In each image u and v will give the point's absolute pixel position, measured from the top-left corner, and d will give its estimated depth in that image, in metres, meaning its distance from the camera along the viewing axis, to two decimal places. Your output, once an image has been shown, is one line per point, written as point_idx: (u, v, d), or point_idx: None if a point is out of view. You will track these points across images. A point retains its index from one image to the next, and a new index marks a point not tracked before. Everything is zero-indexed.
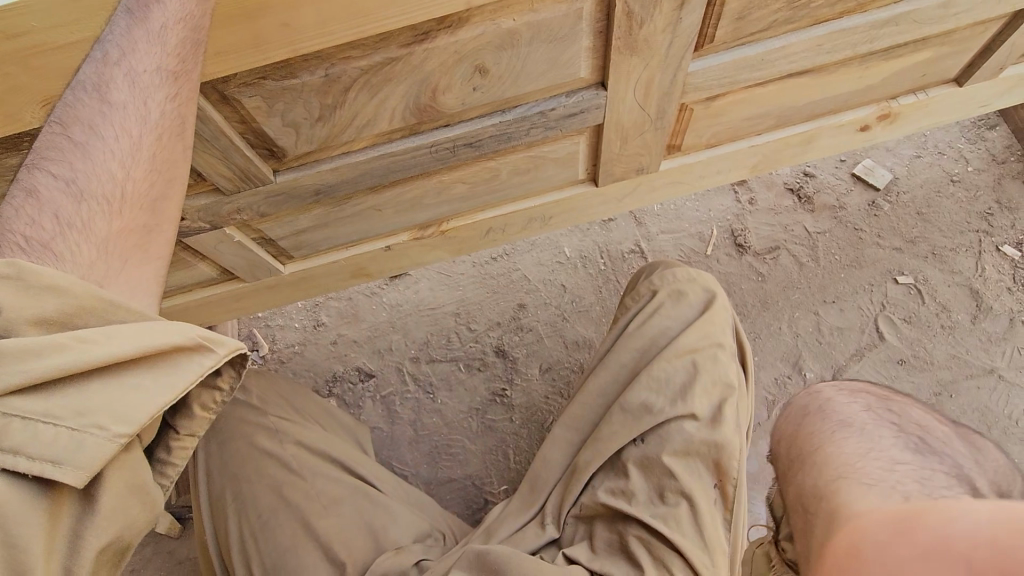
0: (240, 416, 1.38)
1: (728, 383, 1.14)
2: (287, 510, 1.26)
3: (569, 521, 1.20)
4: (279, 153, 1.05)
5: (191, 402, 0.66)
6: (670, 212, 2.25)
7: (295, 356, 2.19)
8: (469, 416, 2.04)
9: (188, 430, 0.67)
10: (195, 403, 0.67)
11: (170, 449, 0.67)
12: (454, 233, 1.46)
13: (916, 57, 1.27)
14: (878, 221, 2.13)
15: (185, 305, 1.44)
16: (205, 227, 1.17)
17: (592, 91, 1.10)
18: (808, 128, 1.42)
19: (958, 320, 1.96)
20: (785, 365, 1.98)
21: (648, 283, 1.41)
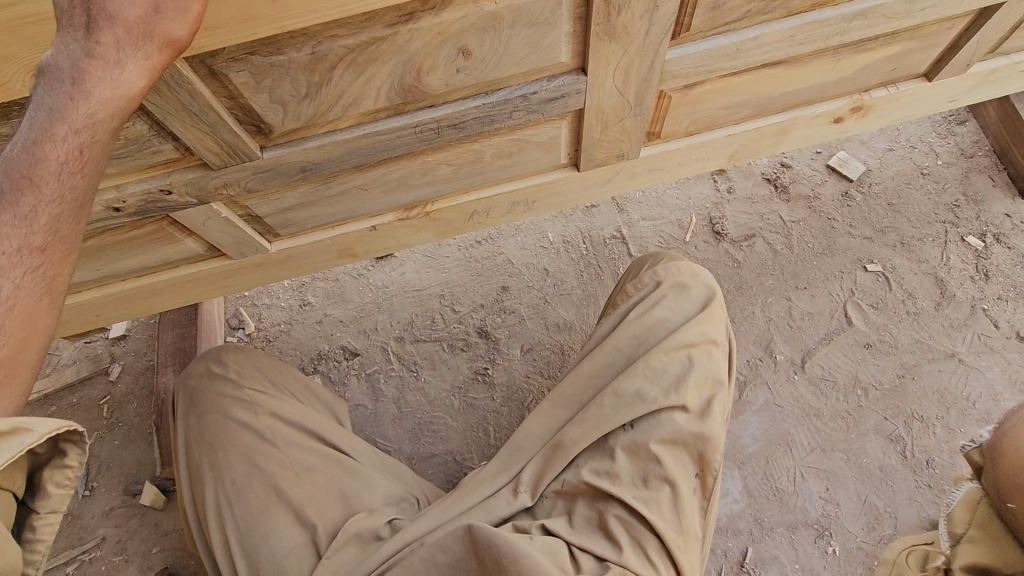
0: (217, 388, 1.41)
1: (718, 379, 1.20)
2: (263, 477, 1.30)
3: (548, 494, 1.24)
4: (266, 130, 1.07)
5: (45, 483, 0.79)
6: (651, 200, 2.31)
7: (280, 335, 2.22)
8: (451, 394, 2.07)
9: (48, 507, 0.80)
10: (50, 482, 0.80)
11: (34, 527, 0.80)
12: (438, 215, 1.49)
13: (885, 51, 1.32)
14: (850, 210, 2.20)
15: (171, 280, 1.47)
16: (192, 202, 1.19)
17: (573, 76, 1.14)
18: (782, 119, 1.47)
19: (923, 306, 2.03)
20: (758, 348, 2.04)
21: (651, 273, 1.42)
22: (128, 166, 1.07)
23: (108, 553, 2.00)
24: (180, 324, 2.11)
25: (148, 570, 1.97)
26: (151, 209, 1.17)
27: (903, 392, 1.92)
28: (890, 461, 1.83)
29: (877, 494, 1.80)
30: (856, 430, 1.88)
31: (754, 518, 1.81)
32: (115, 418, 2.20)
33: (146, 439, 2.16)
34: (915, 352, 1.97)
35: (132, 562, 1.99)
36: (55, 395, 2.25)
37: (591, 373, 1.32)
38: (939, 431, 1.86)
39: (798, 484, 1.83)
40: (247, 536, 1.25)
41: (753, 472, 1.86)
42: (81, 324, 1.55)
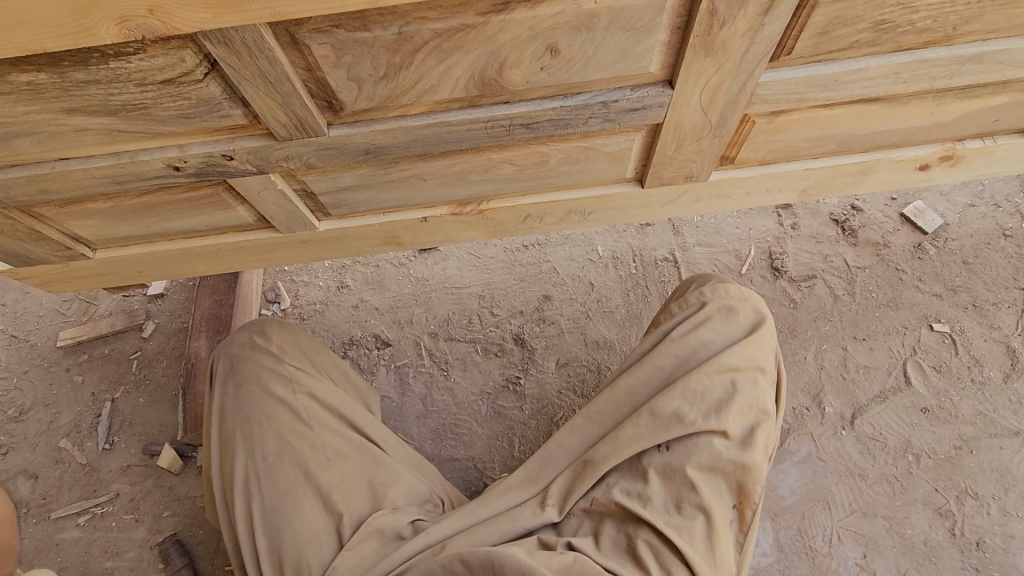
0: (256, 360, 1.38)
1: (764, 408, 1.11)
2: (293, 456, 1.26)
3: (575, 512, 1.17)
4: (337, 107, 1.04)
5: None
6: (709, 226, 2.25)
7: (315, 315, 2.22)
8: (480, 398, 2.03)
9: None
10: None
11: None
12: (492, 215, 1.44)
13: (994, 100, 1.22)
14: (920, 264, 2.10)
15: (217, 246, 1.46)
16: (251, 171, 1.16)
17: (658, 88, 1.08)
18: (868, 160, 1.39)
19: (989, 375, 1.91)
20: (805, 397, 1.95)
21: (697, 293, 1.32)
22: (194, 127, 1.05)
23: (121, 510, 2.00)
24: (219, 291, 2.15)
25: (156, 533, 1.96)
26: (210, 173, 1.15)
27: (956, 464, 1.80)
28: (937, 537, 1.72)
29: (920, 570, 1.69)
30: (901, 497, 1.78)
31: (782, 575, 1.72)
32: (143, 374, 2.22)
33: (171, 400, 2.17)
34: (975, 425, 1.85)
35: (142, 523, 1.98)
36: (90, 344, 2.28)
37: (626, 390, 1.24)
38: (994, 512, 1.73)
39: (834, 547, 1.73)
40: (272, 514, 1.21)
41: (786, 526, 1.77)
42: (126, 276, 1.56)
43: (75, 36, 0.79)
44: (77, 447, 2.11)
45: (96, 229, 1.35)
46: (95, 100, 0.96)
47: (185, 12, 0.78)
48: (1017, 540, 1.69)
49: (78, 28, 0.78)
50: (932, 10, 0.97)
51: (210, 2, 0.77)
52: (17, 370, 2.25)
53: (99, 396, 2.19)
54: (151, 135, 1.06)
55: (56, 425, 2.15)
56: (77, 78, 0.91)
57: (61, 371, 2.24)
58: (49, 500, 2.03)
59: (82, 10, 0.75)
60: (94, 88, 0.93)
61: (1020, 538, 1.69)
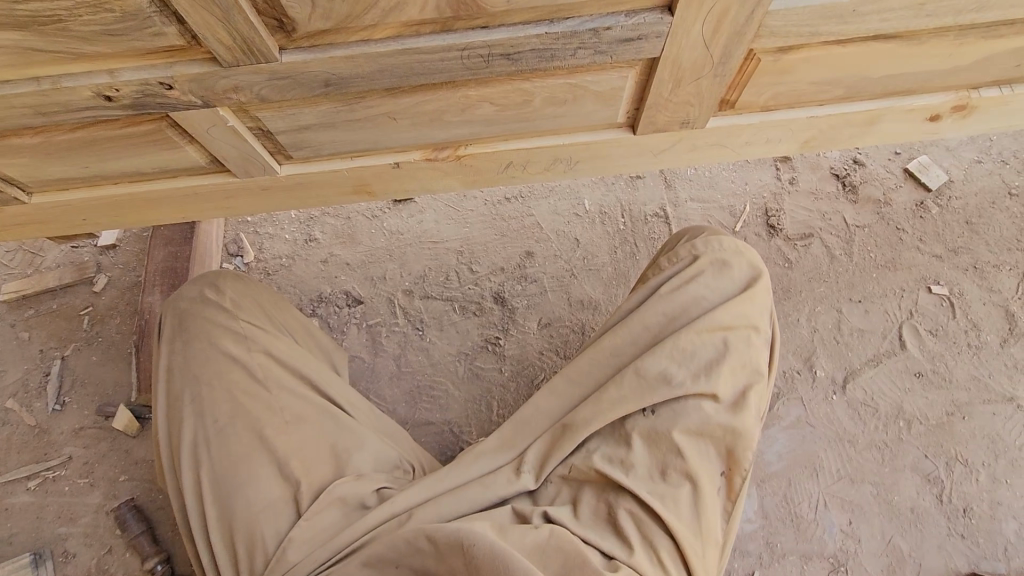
0: (207, 316, 1.27)
1: (756, 369, 1.05)
2: (247, 420, 1.17)
3: (553, 479, 1.11)
4: (289, 27, 0.91)
5: None
6: (704, 180, 2.14)
7: (283, 270, 2.10)
8: (457, 359, 1.95)
9: None
10: None
11: None
12: (471, 161, 1.32)
13: (1021, 40, 1.12)
14: (921, 224, 2.02)
15: (167, 191, 1.32)
16: (195, 104, 1.03)
17: (657, 14, 0.95)
18: (877, 108, 1.28)
19: (986, 341, 1.87)
20: (796, 360, 1.90)
21: (688, 246, 1.22)
22: (122, 47, 0.91)
23: (74, 473, 1.92)
24: (173, 243, 2.03)
25: (112, 498, 1.88)
26: (147, 105, 1.02)
27: (948, 430, 1.78)
28: (924, 504, 1.71)
29: (904, 536, 1.68)
30: (890, 463, 1.76)
31: (766, 541, 1.71)
32: (94, 332, 2.10)
33: (124, 359, 2.06)
34: (969, 390, 1.82)
35: (97, 488, 1.90)
36: (35, 299, 2.15)
37: (611, 350, 1.16)
38: (983, 479, 1.72)
39: (820, 513, 1.71)
40: (223, 481, 1.13)
41: (773, 493, 1.75)
42: (66, 224, 1.42)
43: None
44: (25, 408, 2.01)
45: (24, 170, 1.21)
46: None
47: None
48: (1003, 507, 1.69)
49: None
50: None
51: None
52: None
53: (47, 354, 2.07)
54: (73, 55, 0.92)
55: (3, 385, 2.04)
56: None
57: (5, 327, 2.11)
58: None
59: None
60: None
61: (1007, 505, 1.69)
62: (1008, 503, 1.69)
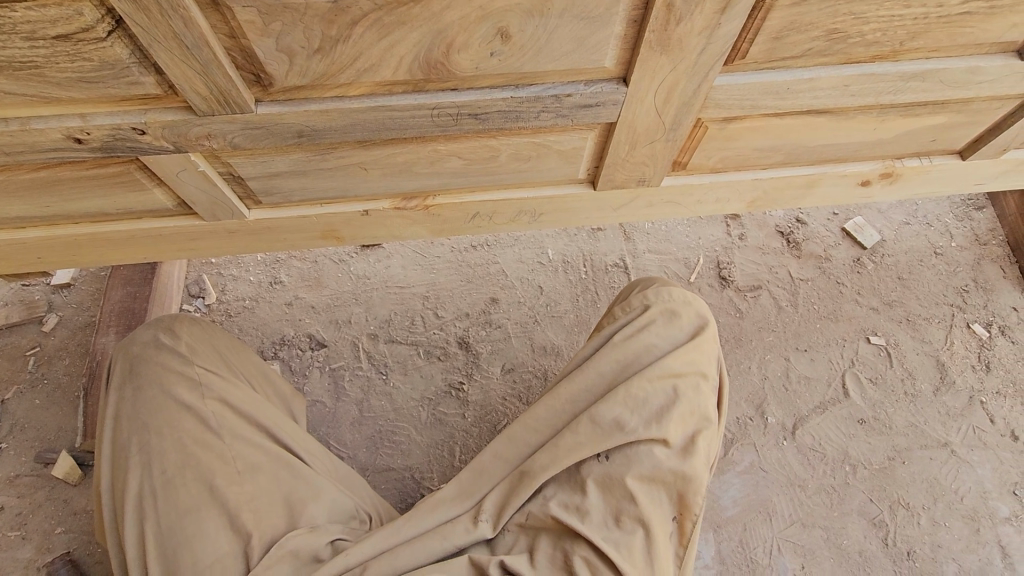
0: (162, 361, 1.24)
1: (705, 415, 1.09)
2: (198, 470, 1.14)
3: (510, 528, 1.12)
4: (266, 81, 0.95)
5: None
6: (660, 233, 2.25)
7: (244, 312, 2.07)
8: (420, 405, 1.93)
9: None
10: None
11: None
12: (438, 211, 1.37)
13: (932, 119, 1.25)
14: (859, 278, 2.17)
15: (130, 232, 1.32)
16: (166, 148, 1.04)
17: (613, 84, 1.04)
18: (814, 172, 1.40)
19: (921, 389, 1.98)
20: (749, 407, 1.97)
21: (641, 296, 1.29)
22: (97, 94, 0.93)
23: (4, 526, 1.79)
24: (133, 282, 1.99)
25: (46, 552, 1.76)
26: (118, 148, 1.03)
27: (890, 474, 1.86)
28: (871, 547, 1.76)
29: None
30: (839, 507, 1.81)
31: None
32: (40, 373, 2.00)
33: (71, 403, 1.96)
34: (908, 436, 1.91)
35: (29, 541, 1.77)
36: None
37: (568, 397, 1.19)
38: (924, 522, 1.79)
39: (774, 558, 1.74)
40: (168, 536, 1.09)
41: (728, 538, 1.77)
42: (20, 261, 1.39)
43: None
44: None
45: None
46: None
47: None
48: (944, 549, 1.75)
49: None
50: (881, 23, 0.97)
51: None
52: None
53: None
54: (46, 99, 0.93)
55: None
56: None
57: None
58: None
59: None
60: None
61: (946, 547, 1.76)
62: (947, 544, 1.76)
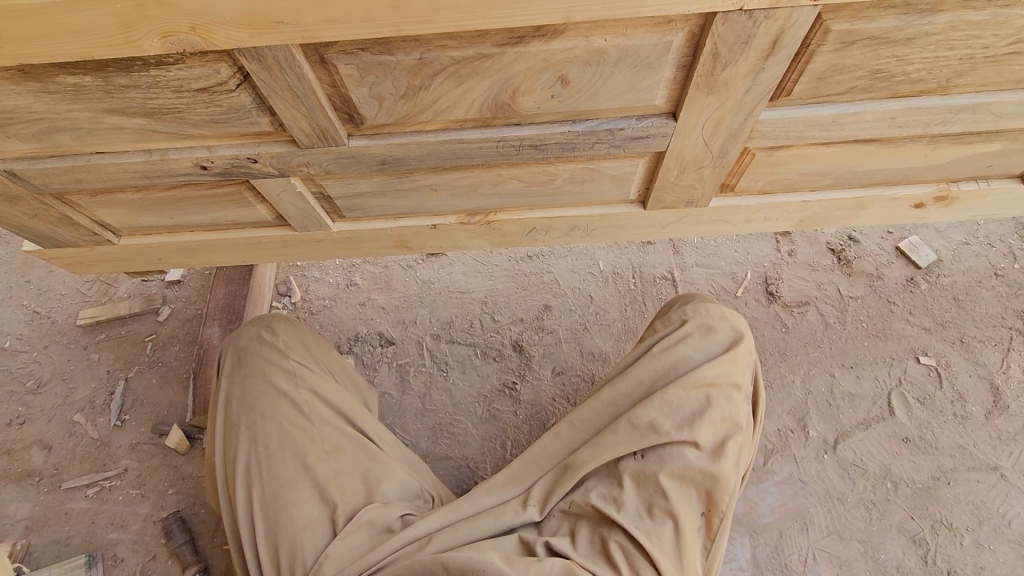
0: (264, 354, 1.44)
1: (735, 422, 1.17)
2: (294, 447, 1.33)
3: (555, 513, 1.24)
4: (358, 120, 1.10)
5: None
6: (709, 248, 2.30)
7: (323, 310, 2.29)
8: (477, 401, 2.09)
9: None
10: None
11: None
12: (499, 225, 1.50)
13: (986, 147, 1.26)
14: (912, 297, 2.14)
15: (235, 240, 1.53)
16: (272, 174, 1.23)
17: (663, 120, 1.13)
18: (863, 195, 1.43)
19: (971, 412, 1.95)
20: (791, 419, 2.00)
21: (680, 312, 1.38)
22: (223, 131, 1.11)
23: (128, 485, 2.09)
24: (233, 282, 2.25)
25: (160, 509, 2.03)
26: (234, 173, 1.22)
27: (933, 493, 1.85)
28: (909, 564, 1.76)
29: None
30: (878, 522, 1.82)
31: None
32: (156, 357, 2.30)
33: (180, 383, 2.25)
34: (955, 457, 1.89)
35: (147, 499, 2.06)
36: (106, 324, 2.38)
37: (611, 399, 1.30)
38: (967, 543, 1.77)
39: (808, 567, 1.78)
40: (271, 502, 1.28)
41: (764, 543, 1.82)
42: (146, 262, 1.63)
43: (123, 46, 0.87)
44: (90, 422, 2.20)
45: (123, 218, 1.43)
46: (134, 102, 1.02)
47: (225, 31, 0.85)
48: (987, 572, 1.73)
49: (125, 39, 0.86)
50: (926, 63, 1.01)
51: (250, 23, 0.84)
52: (37, 345, 2.36)
53: (114, 374, 2.28)
54: (183, 136, 1.13)
55: (71, 400, 2.25)
56: (121, 83, 0.98)
57: (77, 348, 2.35)
58: (60, 471, 2.12)
59: (132, 24, 0.83)
60: (134, 92, 1.00)
61: (990, 570, 1.73)
62: (992, 568, 1.74)
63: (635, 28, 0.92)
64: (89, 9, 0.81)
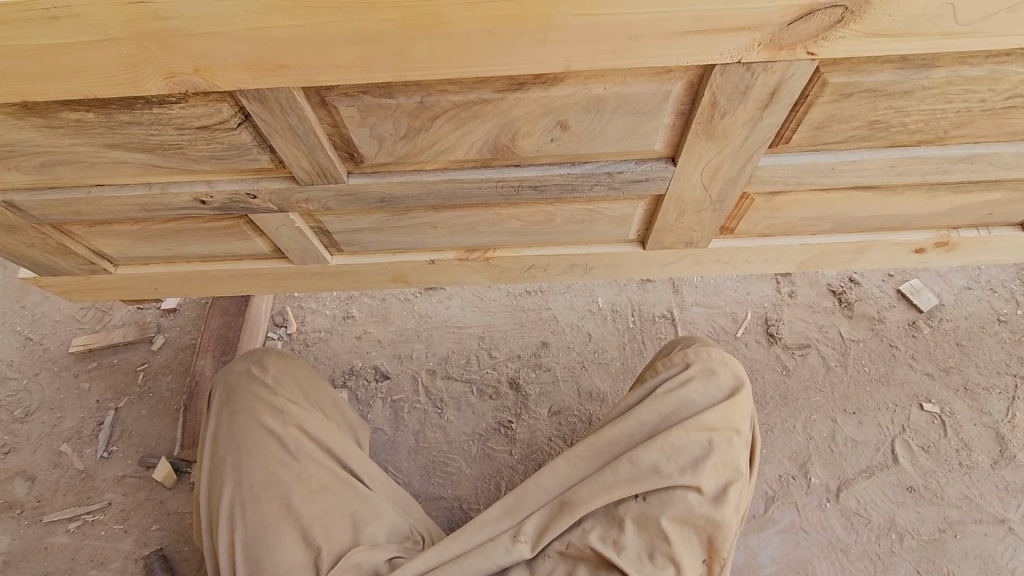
0: (252, 390, 1.43)
1: (738, 468, 1.14)
2: (279, 487, 1.30)
3: (550, 554, 1.20)
4: (358, 159, 1.11)
5: None
6: (708, 287, 2.29)
7: (318, 342, 2.28)
8: (471, 440, 2.05)
9: None
10: None
11: None
12: (497, 262, 1.50)
13: (985, 196, 1.27)
14: (915, 342, 2.12)
15: (232, 271, 1.52)
16: (271, 209, 1.23)
17: (661, 164, 1.14)
18: (862, 240, 1.43)
19: (977, 461, 1.91)
20: (792, 465, 1.95)
21: (682, 354, 1.36)
22: (223, 167, 1.12)
23: (111, 519, 2.04)
24: (228, 312, 2.23)
25: (143, 546, 1.98)
26: (233, 208, 1.22)
27: (940, 546, 1.79)
28: None
29: None
30: None
31: None
32: (147, 387, 2.27)
33: (171, 414, 2.22)
34: (961, 508, 1.84)
35: (129, 535, 2.00)
36: (99, 353, 2.36)
37: (609, 439, 1.27)
38: None
39: None
40: (253, 544, 1.24)
41: None
42: (142, 291, 1.62)
43: (126, 86, 0.87)
44: (76, 453, 2.16)
45: (120, 249, 1.42)
46: (136, 139, 1.03)
47: (228, 73, 0.86)
48: None
49: (128, 79, 0.86)
50: (923, 115, 1.02)
51: (252, 66, 0.85)
52: (27, 372, 2.34)
53: (103, 404, 2.25)
54: (184, 171, 1.13)
55: (59, 429, 2.22)
56: (123, 120, 0.98)
57: (68, 376, 2.32)
58: (42, 504, 2.07)
59: (135, 65, 0.84)
60: (136, 128, 1.00)
61: None
62: None
63: (634, 77, 0.92)
64: (93, 51, 0.82)
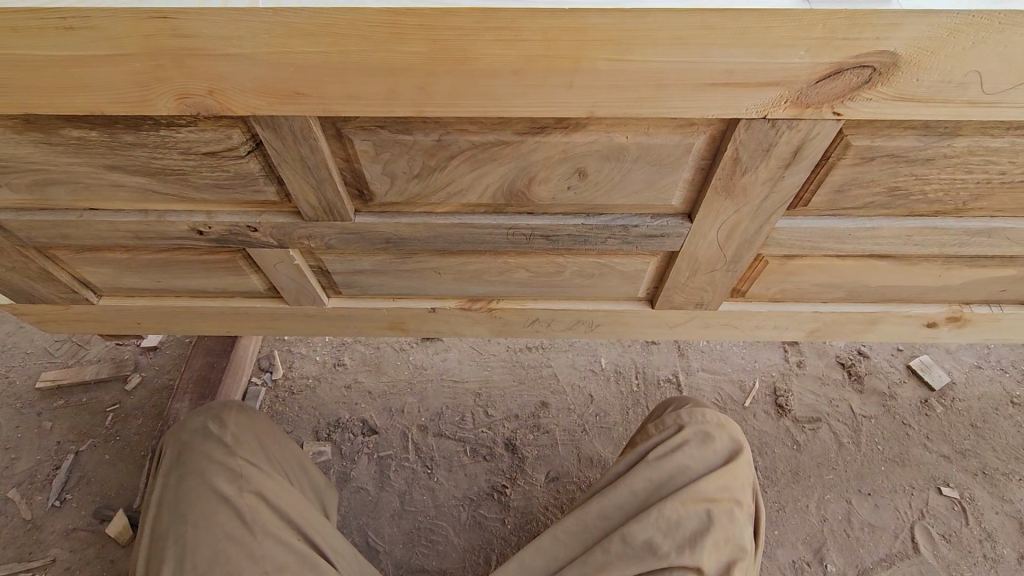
0: (206, 451, 1.32)
1: (740, 545, 1.06)
2: (226, 567, 1.16)
3: None
4: (367, 197, 1.08)
5: None
6: (714, 353, 2.25)
7: (305, 390, 2.18)
8: (460, 504, 1.91)
9: None
10: None
11: None
12: (500, 314, 1.44)
13: (1002, 272, 1.25)
14: (927, 421, 2.06)
15: (221, 308, 1.45)
16: (271, 244, 1.18)
17: (677, 220, 1.11)
18: (877, 311, 1.39)
19: (1003, 554, 1.79)
20: (807, 550, 1.82)
21: (672, 415, 1.28)
22: (226, 197, 1.08)
23: None
24: (212, 352, 2.13)
25: None
26: (231, 241, 1.17)
27: None
28: None
29: None
30: None
31: None
32: (114, 431, 2.13)
33: (137, 461, 2.06)
34: None
35: None
36: (68, 390, 2.24)
37: (602, 513, 1.18)
38: None
39: None
40: None
41: None
42: (123, 324, 1.54)
43: (135, 105, 0.85)
44: (25, 500, 1.99)
45: (106, 278, 1.36)
46: (139, 161, 0.99)
47: (242, 97, 0.84)
48: None
49: (138, 98, 0.84)
50: (943, 184, 1.01)
51: (269, 91, 0.83)
52: None
53: (63, 447, 2.10)
54: (184, 199, 1.09)
55: (10, 473, 2.05)
56: (127, 141, 0.95)
57: (31, 414, 2.18)
58: None
59: (148, 84, 0.82)
60: (140, 151, 0.97)
61: None
62: None
63: (656, 128, 0.91)
64: (105, 66, 0.79)
